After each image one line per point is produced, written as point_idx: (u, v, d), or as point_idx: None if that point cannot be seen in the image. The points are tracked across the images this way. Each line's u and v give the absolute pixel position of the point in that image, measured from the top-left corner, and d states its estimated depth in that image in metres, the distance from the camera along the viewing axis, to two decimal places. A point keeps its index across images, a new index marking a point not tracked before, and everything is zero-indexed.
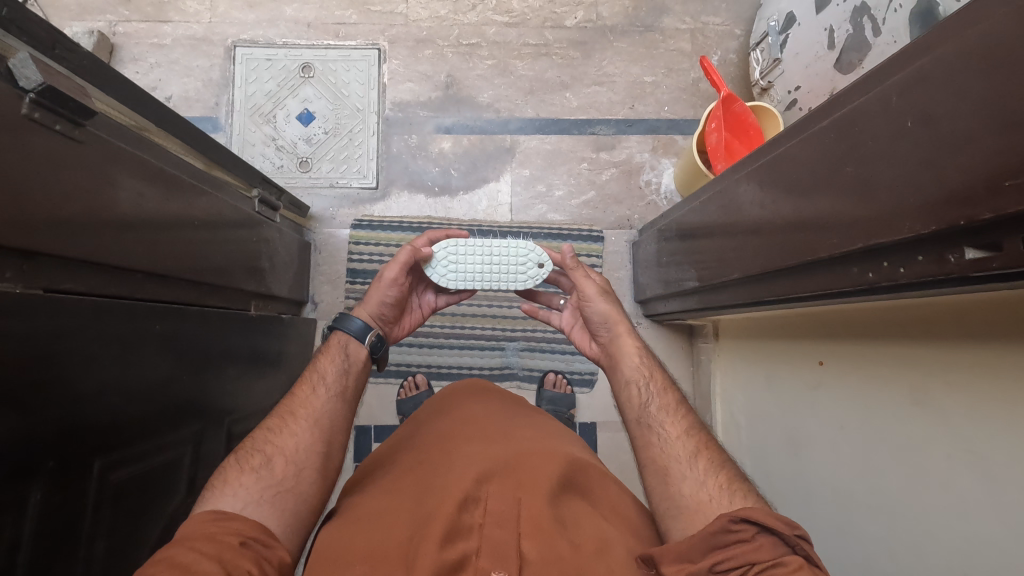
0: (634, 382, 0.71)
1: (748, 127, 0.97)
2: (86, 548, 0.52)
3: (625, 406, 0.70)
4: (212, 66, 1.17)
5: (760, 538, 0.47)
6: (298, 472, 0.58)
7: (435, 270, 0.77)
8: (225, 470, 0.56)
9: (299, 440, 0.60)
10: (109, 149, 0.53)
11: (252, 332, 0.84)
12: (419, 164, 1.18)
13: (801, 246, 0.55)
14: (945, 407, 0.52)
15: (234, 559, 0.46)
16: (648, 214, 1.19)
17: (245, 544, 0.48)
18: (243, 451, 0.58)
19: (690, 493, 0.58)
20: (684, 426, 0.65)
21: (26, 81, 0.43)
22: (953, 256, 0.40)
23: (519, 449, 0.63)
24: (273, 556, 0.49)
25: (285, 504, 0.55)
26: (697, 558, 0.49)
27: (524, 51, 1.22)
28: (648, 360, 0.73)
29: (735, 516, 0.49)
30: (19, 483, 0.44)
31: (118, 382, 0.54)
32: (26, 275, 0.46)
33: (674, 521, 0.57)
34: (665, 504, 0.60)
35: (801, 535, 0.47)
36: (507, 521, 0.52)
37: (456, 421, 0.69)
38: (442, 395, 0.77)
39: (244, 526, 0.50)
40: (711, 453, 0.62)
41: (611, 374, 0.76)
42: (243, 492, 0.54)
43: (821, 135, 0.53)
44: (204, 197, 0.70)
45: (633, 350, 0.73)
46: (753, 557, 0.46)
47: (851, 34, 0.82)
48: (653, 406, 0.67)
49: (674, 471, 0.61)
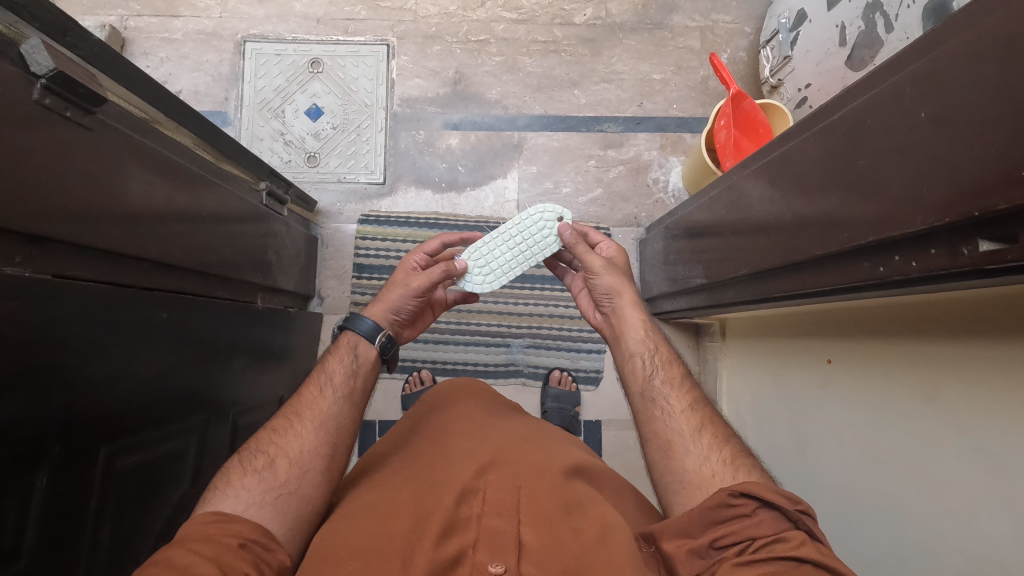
0: (639, 354, 0.70)
1: (757, 124, 0.96)
2: (91, 535, 0.52)
3: (627, 378, 0.70)
4: (222, 61, 1.18)
5: (761, 512, 0.48)
6: (302, 474, 0.58)
7: (470, 279, 0.81)
8: (229, 471, 0.56)
9: (304, 442, 0.60)
10: (119, 137, 0.53)
11: (258, 326, 0.84)
12: (426, 160, 1.18)
13: (810, 242, 0.55)
14: (957, 406, 0.52)
15: (232, 561, 0.46)
16: (655, 212, 1.19)
17: (244, 546, 0.49)
18: (247, 452, 0.58)
19: (693, 467, 0.59)
20: (689, 400, 0.65)
21: (38, 67, 0.43)
22: (966, 249, 0.39)
23: (519, 443, 0.62)
24: (272, 559, 0.50)
25: (287, 507, 0.55)
26: (696, 531, 0.51)
27: (533, 47, 1.21)
28: (654, 332, 0.72)
29: (735, 491, 0.49)
30: (24, 465, 0.44)
31: (124, 371, 0.54)
32: (34, 260, 0.46)
33: (675, 495, 0.59)
34: (667, 477, 0.61)
35: (803, 511, 0.48)
36: (507, 509, 0.52)
37: (456, 415, 0.69)
38: (443, 390, 0.77)
39: (245, 528, 0.50)
40: (716, 430, 0.62)
41: (615, 345, 0.75)
42: (245, 493, 0.54)
43: (831, 130, 0.52)
44: (212, 190, 0.70)
45: (638, 323, 0.72)
46: (755, 532, 0.47)
47: (863, 31, 0.81)
48: (657, 379, 0.67)
49: (677, 446, 0.61)
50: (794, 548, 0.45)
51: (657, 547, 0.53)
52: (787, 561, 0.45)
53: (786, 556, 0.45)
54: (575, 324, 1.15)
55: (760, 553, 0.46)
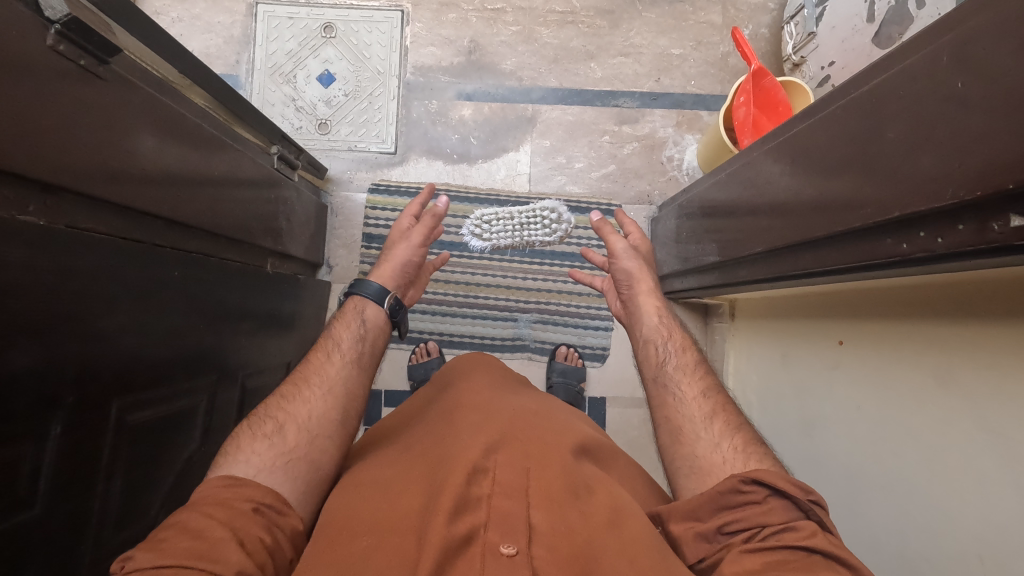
0: (654, 340, 0.72)
1: (777, 102, 0.94)
2: (104, 488, 0.53)
3: (643, 364, 0.72)
4: (234, 23, 1.16)
5: (772, 501, 0.49)
6: (311, 440, 0.58)
7: None
8: (238, 436, 0.56)
9: (312, 408, 0.60)
10: (131, 89, 0.52)
11: (267, 291, 0.84)
12: (438, 130, 1.17)
13: (831, 219, 0.54)
14: (972, 387, 0.51)
15: (245, 526, 0.47)
16: (669, 189, 1.17)
17: (258, 510, 0.49)
18: (256, 418, 0.58)
19: (703, 453, 0.58)
20: (702, 387, 0.65)
21: (51, 12, 0.42)
22: (997, 224, 0.38)
23: (526, 420, 0.63)
24: (285, 523, 0.51)
25: (299, 471, 0.55)
26: (705, 515, 0.51)
27: (550, 18, 1.19)
28: (669, 320, 0.75)
29: (746, 478, 0.50)
30: (39, 415, 0.44)
31: (134, 324, 0.54)
32: (48, 210, 0.46)
33: (686, 479, 0.58)
34: (677, 462, 0.60)
35: (815, 501, 0.48)
36: (516, 491, 0.51)
37: (466, 390, 0.69)
38: (453, 367, 0.78)
39: (257, 492, 0.50)
40: (728, 416, 0.61)
41: (633, 332, 0.78)
42: (255, 458, 0.53)
43: (860, 101, 0.51)
44: (223, 151, 0.69)
45: (654, 311, 0.75)
46: (764, 520, 0.48)
47: (892, 6, 0.79)
48: (670, 363, 0.69)
49: (688, 431, 0.61)
50: (803, 538, 0.45)
51: (665, 528, 0.54)
52: (796, 550, 0.45)
53: (795, 546, 0.45)
54: (583, 301, 1.15)
55: (770, 541, 0.46)
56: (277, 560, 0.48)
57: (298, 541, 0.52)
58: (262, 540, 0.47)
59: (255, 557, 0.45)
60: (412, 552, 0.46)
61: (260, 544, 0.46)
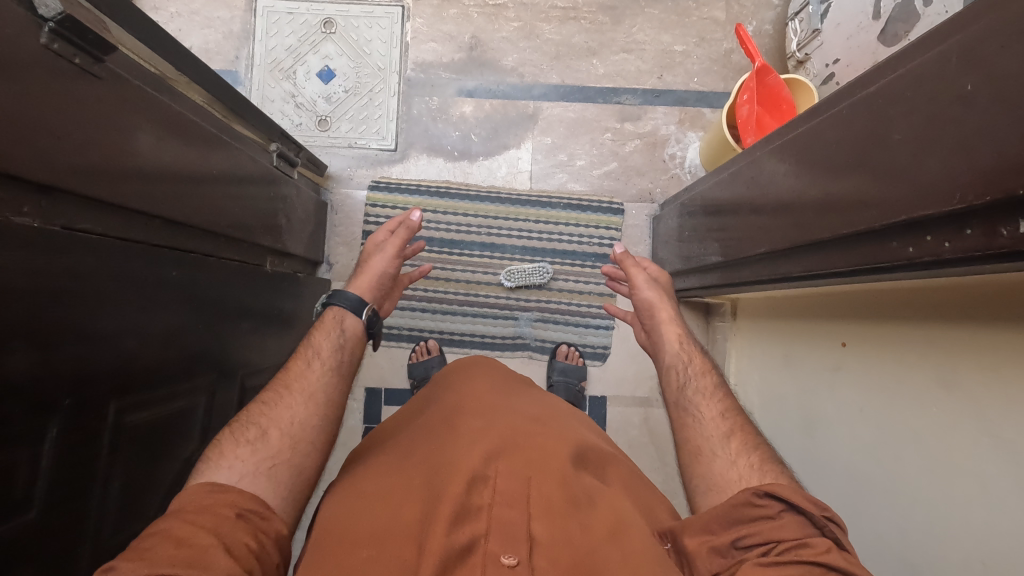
0: (675, 365, 0.74)
1: (780, 100, 0.94)
2: (101, 489, 0.53)
3: (665, 388, 0.73)
4: (233, 18, 1.15)
5: (785, 516, 0.48)
6: (293, 445, 0.58)
7: None
8: (221, 441, 0.55)
9: (293, 414, 0.60)
10: (128, 87, 0.52)
11: (266, 289, 0.83)
12: (439, 127, 1.16)
13: (836, 220, 0.53)
14: (977, 393, 0.51)
15: (232, 532, 0.46)
16: (671, 187, 1.17)
17: (242, 516, 0.49)
18: (238, 423, 0.58)
19: (720, 471, 0.58)
20: (721, 407, 0.65)
21: (45, 10, 0.42)
22: (1005, 230, 0.38)
23: (527, 426, 0.62)
24: (269, 528, 0.50)
25: (283, 476, 0.55)
26: (716, 528, 0.51)
27: (552, 14, 1.18)
28: (689, 345, 0.76)
29: (759, 492, 0.50)
30: (35, 419, 0.44)
31: (134, 326, 0.54)
32: (44, 211, 0.45)
33: (702, 494, 0.58)
34: (695, 480, 0.60)
35: (829, 518, 0.47)
36: (517, 500, 0.50)
37: (466, 395, 0.69)
38: (453, 371, 0.77)
39: (240, 498, 0.50)
40: (745, 435, 0.61)
41: (657, 360, 0.80)
42: (239, 463, 0.53)
43: (867, 101, 0.50)
44: (222, 148, 0.69)
45: (675, 338, 0.77)
46: (776, 535, 0.47)
47: (899, 3, 0.78)
48: (690, 387, 0.69)
49: (705, 450, 0.61)
50: (815, 554, 0.44)
51: (676, 543, 0.53)
52: (808, 565, 0.44)
53: (809, 561, 0.44)
54: (584, 299, 1.14)
55: (782, 555, 0.46)
56: (265, 565, 0.47)
57: (285, 544, 0.52)
58: (247, 545, 0.46)
59: (242, 562, 0.45)
60: (412, 562, 0.46)
61: (245, 549, 0.46)
